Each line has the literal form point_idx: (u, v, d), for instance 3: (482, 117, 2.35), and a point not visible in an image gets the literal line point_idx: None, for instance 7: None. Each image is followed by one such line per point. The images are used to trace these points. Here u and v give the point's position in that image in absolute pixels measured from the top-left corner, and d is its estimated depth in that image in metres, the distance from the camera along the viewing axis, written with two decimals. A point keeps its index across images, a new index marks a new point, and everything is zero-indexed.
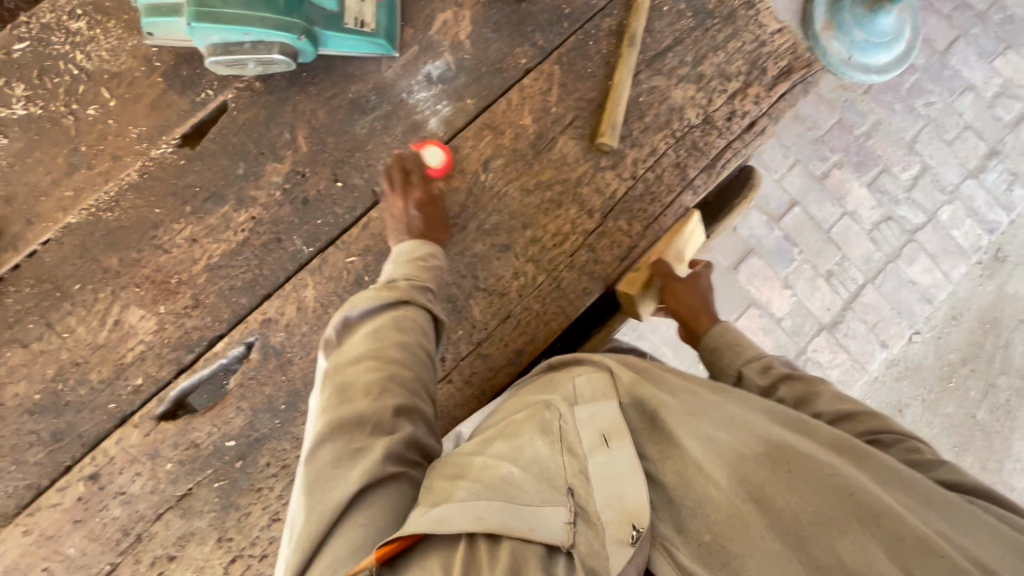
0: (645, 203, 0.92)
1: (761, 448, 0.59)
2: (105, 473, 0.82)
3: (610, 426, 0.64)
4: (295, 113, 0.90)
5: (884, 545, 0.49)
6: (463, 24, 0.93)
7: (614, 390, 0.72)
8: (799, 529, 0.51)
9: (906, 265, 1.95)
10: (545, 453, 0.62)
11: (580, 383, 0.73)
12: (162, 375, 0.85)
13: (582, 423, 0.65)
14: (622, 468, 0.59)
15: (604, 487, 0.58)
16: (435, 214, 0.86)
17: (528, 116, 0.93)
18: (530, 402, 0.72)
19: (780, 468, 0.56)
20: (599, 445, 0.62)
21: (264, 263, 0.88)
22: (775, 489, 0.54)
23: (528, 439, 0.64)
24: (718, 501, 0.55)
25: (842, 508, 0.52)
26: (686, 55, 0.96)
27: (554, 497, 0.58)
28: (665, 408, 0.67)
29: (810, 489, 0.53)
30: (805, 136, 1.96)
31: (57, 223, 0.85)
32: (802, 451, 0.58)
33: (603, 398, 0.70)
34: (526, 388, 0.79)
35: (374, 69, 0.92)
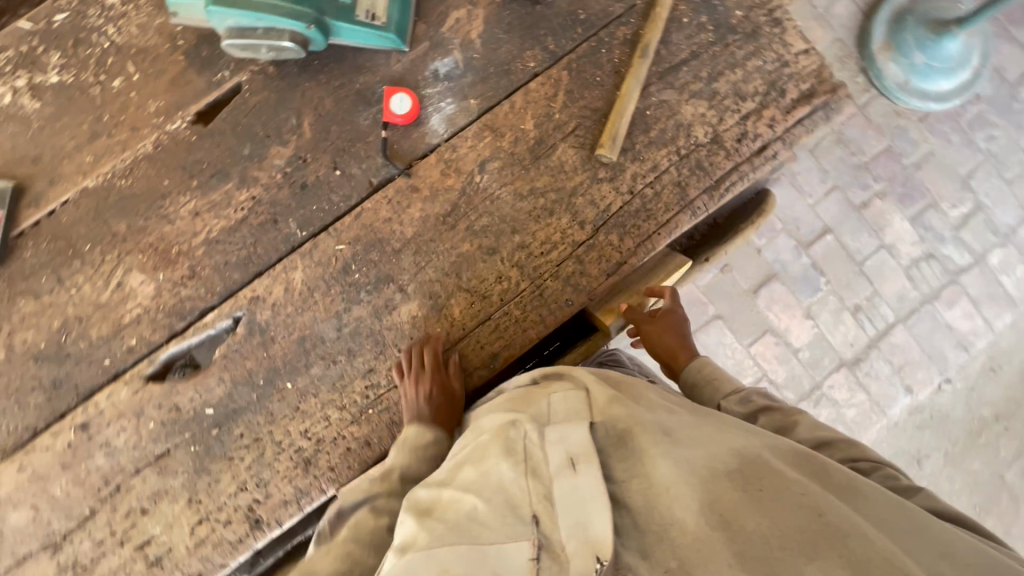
0: (640, 219, 0.90)
1: (736, 465, 0.59)
2: (94, 424, 0.87)
3: (577, 446, 0.64)
4: (303, 100, 0.92)
5: (854, 567, 0.48)
6: (475, 23, 0.93)
7: (588, 408, 0.72)
8: (767, 552, 0.51)
9: (945, 308, 1.83)
10: (510, 479, 0.63)
11: (554, 400, 0.74)
12: (154, 339, 0.89)
13: (550, 443, 0.66)
14: (588, 490, 0.59)
15: (569, 515, 0.58)
16: (448, 401, 0.86)
17: (530, 120, 0.92)
18: (500, 421, 0.73)
19: (752, 488, 0.56)
20: (566, 468, 0.62)
21: (259, 243, 0.91)
22: (743, 508, 0.55)
23: (490, 465, 0.66)
24: (684, 524, 0.55)
25: (811, 529, 0.52)
26: (702, 70, 0.92)
27: (517, 529, 0.59)
28: (636, 420, 0.68)
29: (779, 510, 0.54)
30: (847, 162, 1.85)
31: (75, 186, 0.90)
32: (773, 469, 0.59)
33: (574, 415, 0.71)
34: (501, 403, 0.79)
35: (383, 61, 0.92)
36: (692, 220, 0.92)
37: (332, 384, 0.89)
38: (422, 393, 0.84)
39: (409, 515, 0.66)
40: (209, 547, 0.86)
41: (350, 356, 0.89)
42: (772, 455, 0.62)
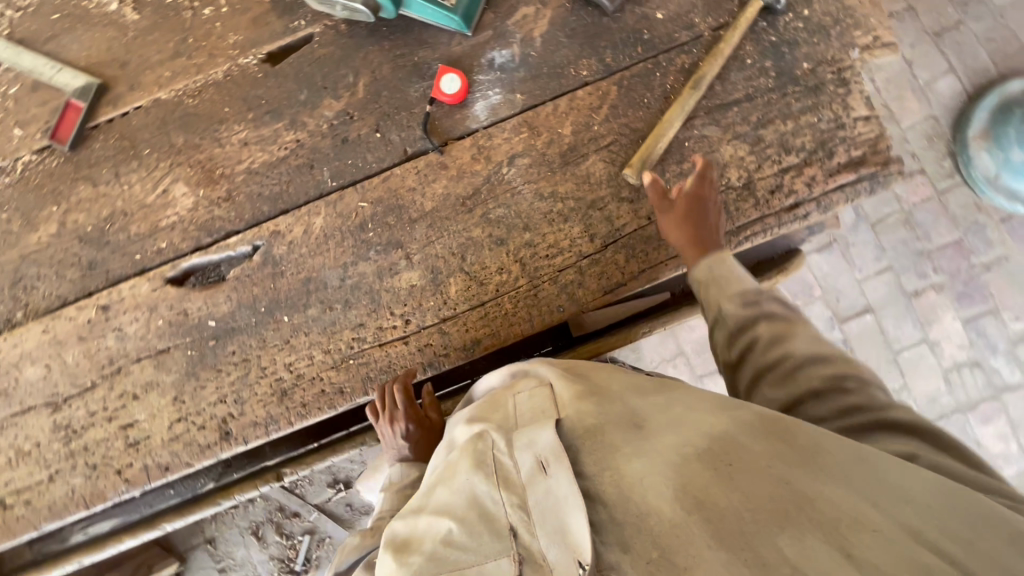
0: (650, 246, 0.91)
1: (708, 445, 0.57)
2: (114, 308, 0.97)
3: (546, 447, 0.61)
4: (364, 61, 0.97)
5: (821, 529, 0.48)
6: (540, 23, 0.95)
7: (556, 405, 0.68)
8: (741, 528, 0.50)
9: (978, 422, 1.71)
10: (482, 495, 0.61)
11: (521, 402, 0.71)
12: (181, 247, 0.97)
13: (518, 450, 0.63)
14: (560, 493, 0.56)
15: (543, 521, 0.56)
16: (426, 430, 0.98)
17: (569, 126, 0.93)
18: (469, 431, 0.70)
19: (720, 465, 0.55)
20: (537, 473, 0.60)
21: (292, 183, 0.97)
22: (719, 491, 0.53)
23: (459, 482, 0.62)
24: (660, 511, 0.53)
25: (782, 502, 0.51)
26: (753, 114, 0.91)
27: (494, 547, 0.57)
28: (610, 415, 0.65)
29: (747, 485, 0.52)
30: (909, 244, 1.75)
31: (150, 95, 0.99)
32: (740, 445, 0.56)
33: (542, 415, 0.67)
34: (473, 411, 0.75)
35: (446, 41, 0.96)
36: None
37: (324, 327, 0.94)
38: (403, 429, 0.95)
39: (385, 554, 0.61)
40: (181, 444, 0.94)
41: (346, 306, 0.94)
42: (737, 428, 0.58)
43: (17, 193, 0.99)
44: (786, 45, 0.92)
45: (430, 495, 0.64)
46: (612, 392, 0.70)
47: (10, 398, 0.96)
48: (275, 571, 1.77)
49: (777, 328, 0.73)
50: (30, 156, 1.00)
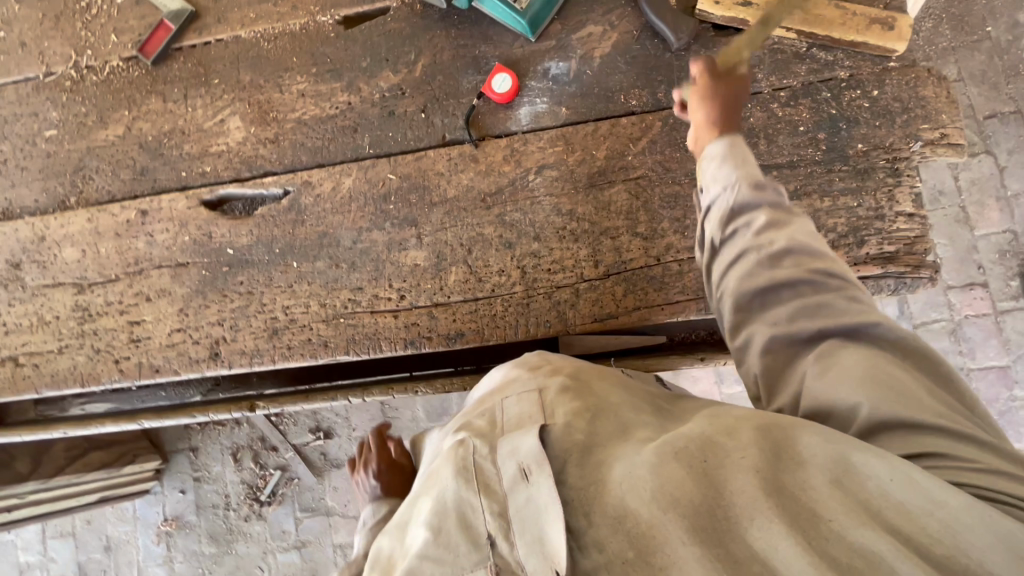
0: (651, 286, 0.91)
1: (701, 456, 0.50)
2: (150, 215, 1.05)
3: (529, 453, 0.52)
4: (428, 43, 1.01)
5: (798, 531, 0.43)
6: (604, 44, 0.96)
7: (542, 407, 0.59)
8: (711, 526, 0.46)
9: None
10: (461, 507, 0.51)
11: (508, 403, 0.62)
12: (223, 175, 1.04)
13: (499, 453, 0.53)
14: (543, 508, 0.49)
15: (522, 530, 0.48)
16: (399, 473, 1.10)
17: (603, 150, 0.94)
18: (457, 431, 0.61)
19: (696, 462, 0.50)
20: (518, 479, 0.51)
21: (334, 141, 1.02)
22: (693, 489, 0.47)
23: (437, 491, 0.53)
24: (633, 510, 0.48)
25: (762, 499, 0.46)
26: (791, 181, 0.89)
27: (470, 558, 0.48)
28: (600, 424, 0.57)
29: (724, 481, 0.48)
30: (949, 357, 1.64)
31: (232, 31, 1.07)
32: (717, 443, 0.51)
33: (526, 416, 0.58)
34: (470, 411, 0.67)
35: (509, 41, 0.98)
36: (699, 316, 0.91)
37: (325, 281, 0.99)
38: (374, 470, 1.11)
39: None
40: (175, 352, 1.01)
41: (351, 268, 0.98)
42: (715, 427, 0.53)
43: (99, 92, 1.09)
44: (844, 121, 0.89)
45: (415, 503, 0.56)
46: (603, 393, 0.62)
47: (45, 271, 1.06)
48: (241, 495, 1.86)
49: (776, 225, 0.69)
50: (118, 62, 1.09)
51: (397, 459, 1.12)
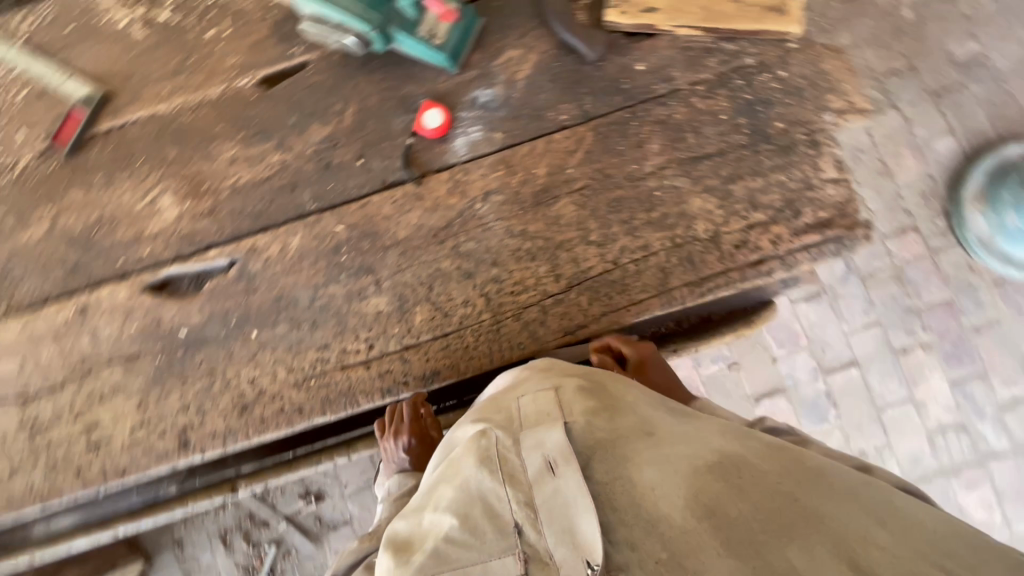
0: (614, 290, 0.93)
1: (720, 463, 0.62)
2: (91, 310, 1.00)
3: (555, 449, 0.64)
4: (353, 91, 1.01)
5: (825, 541, 0.55)
6: (524, 66, 0.99)
7: (561, 410, 0.70)
8: (751, 537, 0.55)
9: (963, 491, 1.69)
10: (488, 492, 0.63)
11: (524, 403, 0.73)
12: (162, 255, 1.00)
13: (524, 446, 0.65)
14: (569, 498, 0.59)
15: (553, 522, 0.59)
16: (427, 449, 1.02)
17: (543, 168, 0.96)
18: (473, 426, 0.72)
19: (730, 477, 0.60)
20: (545, 472, 0.62)
21: (274, 202, 1.00)
22: (728, 501, 0.58)
23: (465, 479, 0.64)
24: (672, 518, 0.58)
25: (787, 514, 0.57)
26: (724, 168, 0.93)
27: (499, 546, 0.59)
28: (618, 428, 0.68)
29: (755, 496, 0.58)
30: (898, 302, 1.74)
31: (148, 109, 1.04)
32: (745, 462, 0.62)
33: (546, 417, 0.69)
34: (481, 407, 0.78)
35: (432, 77, 1.00)
36: (664, 312, 0.93)
37: (289, 345, 0.96)
38: (405, 443, 1.01)
39: (385, 553, 0.64)
40: (140, 449, 0.95)
41: (313, 326, 0.96)
42: (741, 449, 0.64)
43: (14, 193, 1.04)
44: (760, 104, 0.94)
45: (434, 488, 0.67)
46: (628, 403, 0.73)
47: None
48: None
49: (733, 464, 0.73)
50: (30, 158, 1.04)
51: (430, 431, 1.02)
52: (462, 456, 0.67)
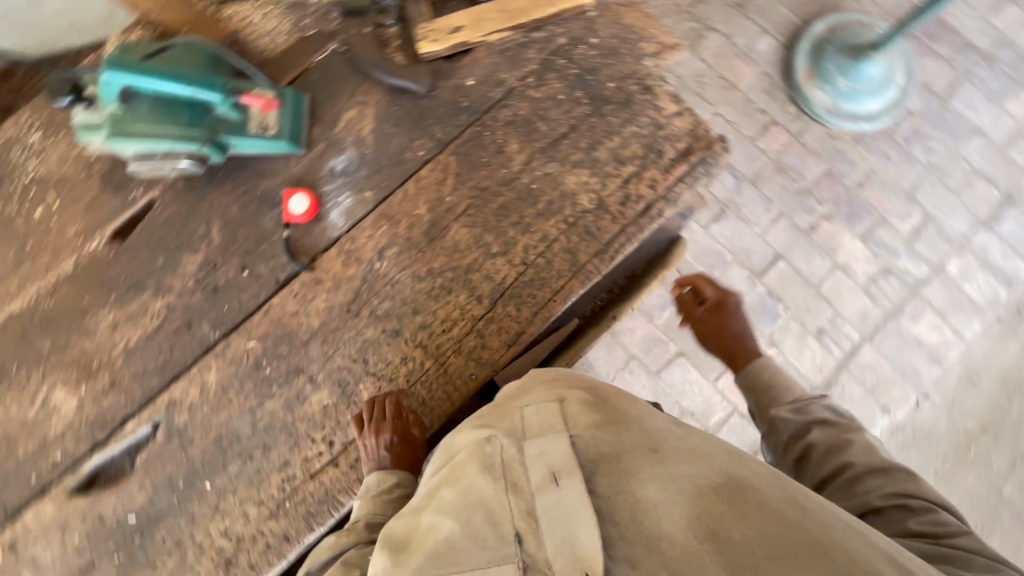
0: (535, 287, 0.94)
1: (724, 480, 0.57)
2: (22, 541, 0.90)
3: (560, 458, 0.60)
4: (212, 209, 0.98)
5: None
6: (366, 121, 1.00)
7: (566, 422, 0.66)
8: (755, 564, 0.49)
9: (910, 322, 1.86)
10: (489, 498, 0.60)
11: (528, 414, 0.68)
12: (77, 450, 0.92)
13: (530, 455, 0.62)
14: (571, 507, 0.55)
15: (553, 531, 0.54)
16: (409, 447, 0.88)
17: (423, 206, 0.97)
18: (472, 435, 0.69)
19: (738, 500, 0.54)
20: (547, 481, 0.58)
21: (175, 348, 0.95)
22: (730, 522, 0.52)
23: (468, 484, 0.62)
24: (674, 537, 0.52)
25: (799, 542, 0.51)
26: (582, 140, 0.98)
27: (498, 552, 0.55)
28: (624, 437, 0.63)
29: (765, 521, 0.52)
30: (790, 188, 1.89)
31: (4, 311, 0.96)
32: (753, 484, 0.57)
33: (551, 425, 0.65)
34: (481, 414, 0.74)
35: (283, 165, 0.99)
36: (588, 288, 0.96)
37: (248, 480, 0.91)
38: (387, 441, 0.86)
39: (384, 554, 0.62)
40: None
41: (265, 450, 0.91)
42: (750, 475, 0.59)
43: None
44: (587, 73, 1.00)
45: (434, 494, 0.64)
46: (636, 416, 0.68)
47: None
48: None
49: None
50: None
51: (411, 428, 0.89)
52: (466, 463, 0.65)
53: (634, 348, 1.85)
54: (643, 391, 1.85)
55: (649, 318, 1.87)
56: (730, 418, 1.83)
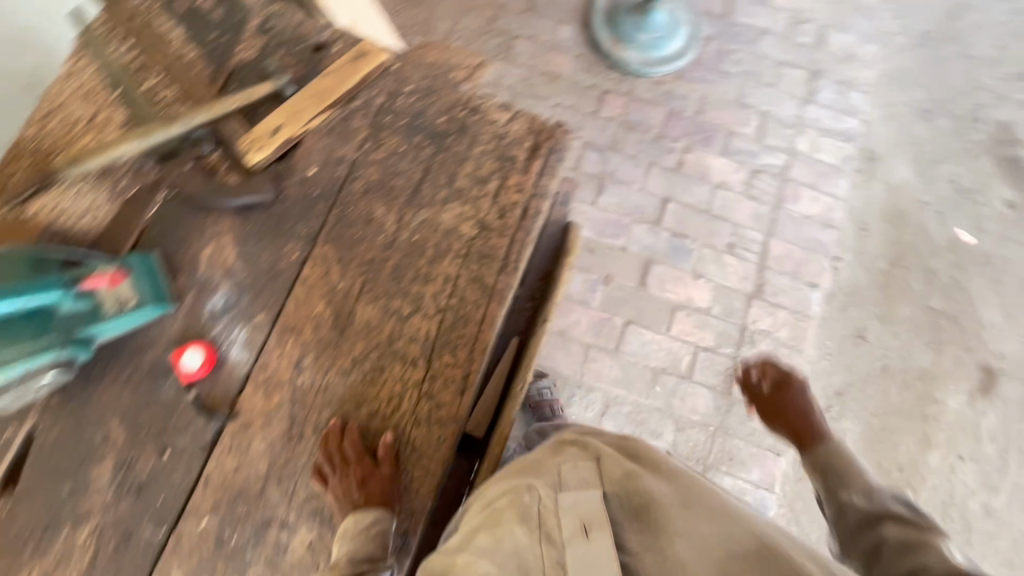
0: (460, 327, 0.93)
1: (745, 544, 0.69)
2: None
3: (592, 515, 0.75)
4: (102, 407, 0.89)
5: None
6: (227, 250, 0.96)
7: (599, 481, 0.81)
8: None
9: (794, 204, 2.07)
10: (528, 546, 0.73)
11: (567, 472, 0.82)
12: None
13: (564, 510, 0.76)
14: (598, 559, 0.70)
15: None
16: (382, 486, 0.85)
17: (320, 303, 0.95)
18: (510, 484, 0.82)
19: (760, 566, 0.67)
20: (579, 534, 0.73)
21: (123, 567, 0.85)
22: None
23: (510, 533, 0.74)
24: None
25: None
26: (440, 178, 1.00)
27: None
28: (656, 502, 0.77)
29: None
30: (646, 139, 2.08)
31: None
32: (785, 551, 0.68)
33: (586, 482, 0.81)
34: (516, 469, 0.87)
35: (160, 330, 0.92)
36: (508, 305, 0.96)
37: None
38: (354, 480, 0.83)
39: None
40: None
41: None
42: (773, 537, 0.70)
43: None
44: (416, 118, 1.03)
45: (474, 538, 0.76)
46: (666, 476, 0.81)
47: None
48: None
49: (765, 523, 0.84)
50: None
51: (381, 465, 0.87)
52: (505, 509, 0.78)
53: (586, 337, 1.90)
54: (612, 372, 1.89)
55: (586, 304, 1.93)
56: (696, 356, 1.91)
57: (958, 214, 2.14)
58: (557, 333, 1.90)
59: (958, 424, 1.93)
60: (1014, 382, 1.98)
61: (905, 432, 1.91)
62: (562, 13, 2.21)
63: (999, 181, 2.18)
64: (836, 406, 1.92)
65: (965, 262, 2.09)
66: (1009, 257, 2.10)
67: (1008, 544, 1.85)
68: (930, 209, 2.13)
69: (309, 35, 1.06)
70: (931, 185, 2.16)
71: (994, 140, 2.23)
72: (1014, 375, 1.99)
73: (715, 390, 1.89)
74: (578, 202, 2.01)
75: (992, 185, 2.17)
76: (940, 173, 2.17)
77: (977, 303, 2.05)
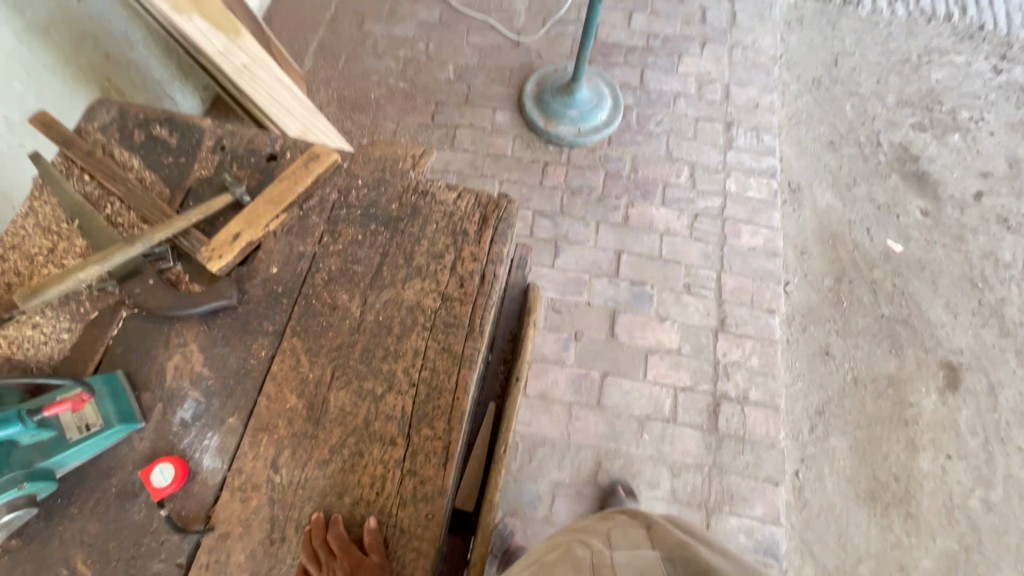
0: (435, 398, 0.95)
1: None
2: None
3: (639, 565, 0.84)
4: (66, 543, 0.85)
5: None
6: (193, 358, 0.97)
7: (649, 545, 0.91)
8: None
9: (737, 240, 2.22)
10: None
11: (619, 538, 0.93)
12: None
13: (614, 561, 0.86)
14: None
15: None
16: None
17: (292, 396, 0.95)
18: (564, 543, 0.94)
19: None
20: None
21: None
22: None
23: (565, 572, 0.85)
24: None
25: None
26: (398, 259, 1.06)
27: None
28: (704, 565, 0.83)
29: None
30: (591, 201, 2.23)
31: None
32: None
33: (637, 545, 0.91)
34: (570, 534, 1.00)
35: (127, 450, 0.90)
36: (480, 369, 0.99)
37: None
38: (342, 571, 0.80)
39: None
40: None
41: None
42: None
43: None
44: (370, 207, 1.10)
45: None
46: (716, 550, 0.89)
47: None
48: None
49: None
50: None
51: (369, 552, 0.83)
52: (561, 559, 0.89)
53: (567, 396, 1.91)
54: (599, 427, 1.88)
55: (561, 363, 1.95)
56: (676, 398, 1.94)
57: (883, 227, 2.33)
58: (537, 397, 1.90)
59: (937, 423, 1.98)
60: (976, 374, 2.07)
61: (891, 440, 1.94)
62: (496, 102, 2.43)
63: (910, 193, 2.41)
64: (820, 425, 1.95)
65: (902, 269, 2.24)
66: (938, 258, 2.28)
67: (1019, 539, 1.83)
68: (858, 227, 2.32)
69: (261, 147, 1.15)
70: (853, 205, 2.36)
71: (896, 159, 2.48)
72: (974, 367, 2.08)
73: (702, 429, 1.90)
74: (537, 267, 2.10)
75: (905, 198, 2.40)
76: (858, 194, 2.39)
77: (922, 305, 2.18)
